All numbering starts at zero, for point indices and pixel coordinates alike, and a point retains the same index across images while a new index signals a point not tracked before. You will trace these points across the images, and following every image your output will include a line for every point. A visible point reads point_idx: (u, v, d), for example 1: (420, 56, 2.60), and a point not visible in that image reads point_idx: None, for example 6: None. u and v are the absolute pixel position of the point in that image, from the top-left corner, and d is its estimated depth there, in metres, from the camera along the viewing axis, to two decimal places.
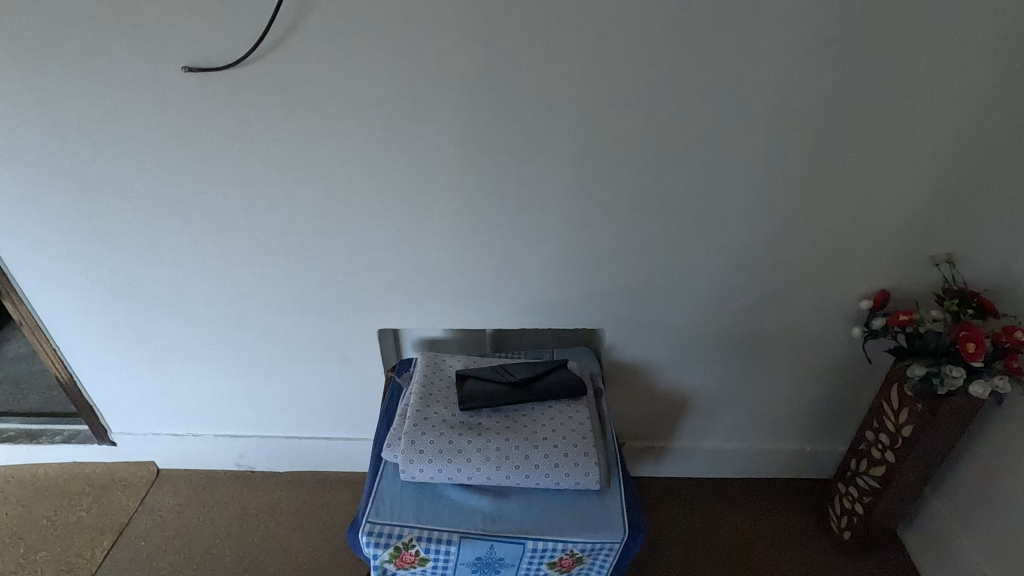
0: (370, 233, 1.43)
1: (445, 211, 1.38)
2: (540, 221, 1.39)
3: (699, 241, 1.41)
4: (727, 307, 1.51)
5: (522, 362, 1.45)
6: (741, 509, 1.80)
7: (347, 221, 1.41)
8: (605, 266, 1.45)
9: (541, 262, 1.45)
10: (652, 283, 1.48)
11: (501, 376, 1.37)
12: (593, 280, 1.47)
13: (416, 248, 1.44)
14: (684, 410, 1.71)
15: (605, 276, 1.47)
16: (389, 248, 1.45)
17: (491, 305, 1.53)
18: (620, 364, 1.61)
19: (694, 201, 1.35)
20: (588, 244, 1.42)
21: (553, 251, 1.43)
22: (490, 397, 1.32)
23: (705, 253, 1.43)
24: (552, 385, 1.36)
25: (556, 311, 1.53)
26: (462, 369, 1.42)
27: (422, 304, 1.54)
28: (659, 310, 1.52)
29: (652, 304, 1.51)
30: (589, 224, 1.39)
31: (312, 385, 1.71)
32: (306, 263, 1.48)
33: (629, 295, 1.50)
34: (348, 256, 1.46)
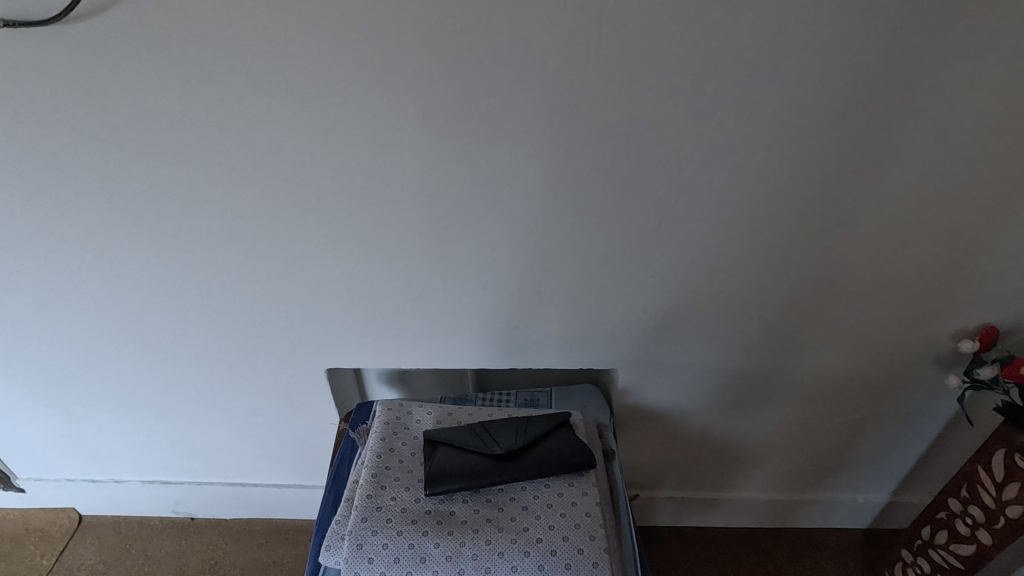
0: (304, 253, 1.07)
1: (403, 224, 1.02)
2: (530, 237, 1.03)
3: (747, 264, 1.05)
4: (775, 345, 1.17)
5: (511, 419, 1.11)
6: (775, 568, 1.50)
7: (273, 236, 1.05)
8: (618, 295, 1.10)
9: (533, 289, 1.09)
10: (680, 316, 1.13)
11: (482, 444, 1.03)
12: (602, 312, 1.12)
13: (367, 270, 1.09)
14: (711, 458, 1.39)
15: (618, 307, 1.12)
16: (331, 269, 1.09)
17: (469, 341, 1.18)
18: (634, 410, 1.28)
19: (743, 212, 0.98)
20: (596, 267, 1.06)
21: (548, 275, 1.07)
22: (466, 477, 0.98)
23: (751, 280, 1.07)
24: (549, 458, 1.02)
25: (553, 348, 1.18)
26: (432, 430, 1.08)
27: (379, 338, 1.19)
28: (687, 347, 1.17)
29: (679, 341, 1.16)
30: (597, 242, 1.03)
31: (253, 429, 1.39)
32: (225, 289, 1.13)
33: (650, 330, 1.15)
34: (279, 281, 1.11)
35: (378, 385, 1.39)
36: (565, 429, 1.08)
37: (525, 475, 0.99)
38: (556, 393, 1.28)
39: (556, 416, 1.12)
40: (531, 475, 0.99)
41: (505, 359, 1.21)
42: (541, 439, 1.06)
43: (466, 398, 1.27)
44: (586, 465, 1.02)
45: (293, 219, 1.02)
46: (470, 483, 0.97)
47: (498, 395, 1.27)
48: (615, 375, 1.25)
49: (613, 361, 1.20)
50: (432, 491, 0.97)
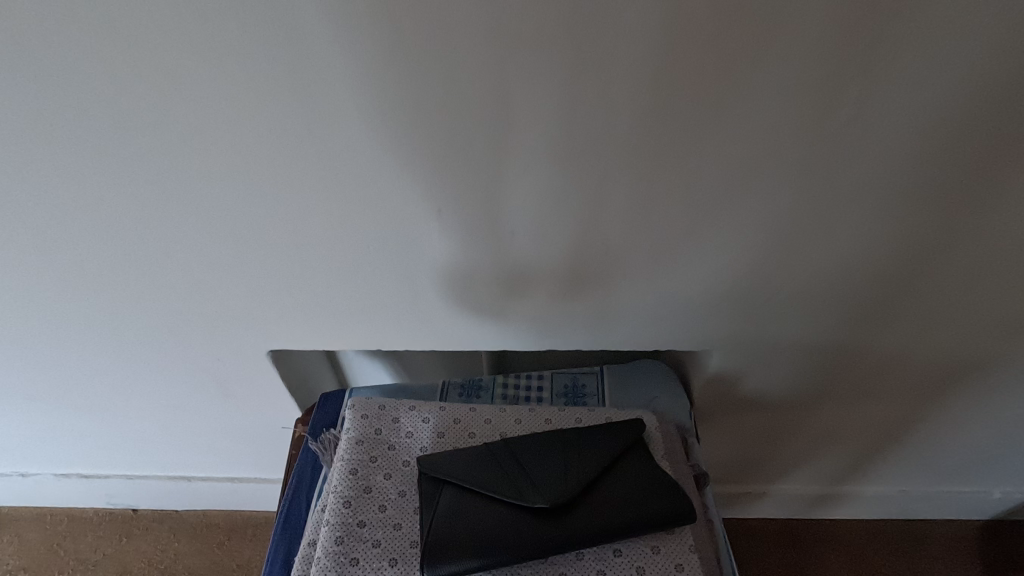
0: (193, 184, 0.61)
1: (362, 130, 0.56)
2: (595, 147, 0.57)
3: (968, 195, 0.60)
4: (965, 323, 0.74)
5: (554, 436, 0.71)
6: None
7: (128, 156, 0.59)
8: (731, 244, 0.66)
9: (591, 236, 0.66)
10: (826, 277, 0.69)
11: (513, 488, 0.64)
12: (699, 269, 0.69)
13: (306, 211, 0.64)
14: (814, 457, 1.00)
15: (726, 261, 0.68)
16: (243, 209, 0.64)
17: (484, 313, 0.76)
18: (722, 403, 0.88)
19: (1011, 95, 0.51)
20: (704, 199, 0.61)
21: (618, 214, 0.63)
22: (488, 549, 0.60)
23: (965, 227, 0.63)
24: (621, 509, 0.63)
25: (612, 320, 0.77)
26: (431, 457, 0.69)
27: (344, 313, 0.77)
28: (823, 322, 0.75)
29: (814, 312, 0.74)
30: (713, 156, 0.57)
31: (183, 424, 1.00)
32: (79, 247, 0.69)
33: (770, 297, 0.72)
34: (163, 231, 0.66)
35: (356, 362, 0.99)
36: (640, 455, 0.69)
37: (584, 543, 0.61)
38: (610, 378, 0.88)
39: (622, 429, 0.72)
40: (594, 541, 0.61)
41: (539, 336, 0.80)
42: (604, 472, 0.66)
43: (480, 387, 0.87)
44: (680, 519, 0.63)
45: (162, 125, 0.56)
46: (495, 560, 0.59)
47: (526, 381, 0.88)
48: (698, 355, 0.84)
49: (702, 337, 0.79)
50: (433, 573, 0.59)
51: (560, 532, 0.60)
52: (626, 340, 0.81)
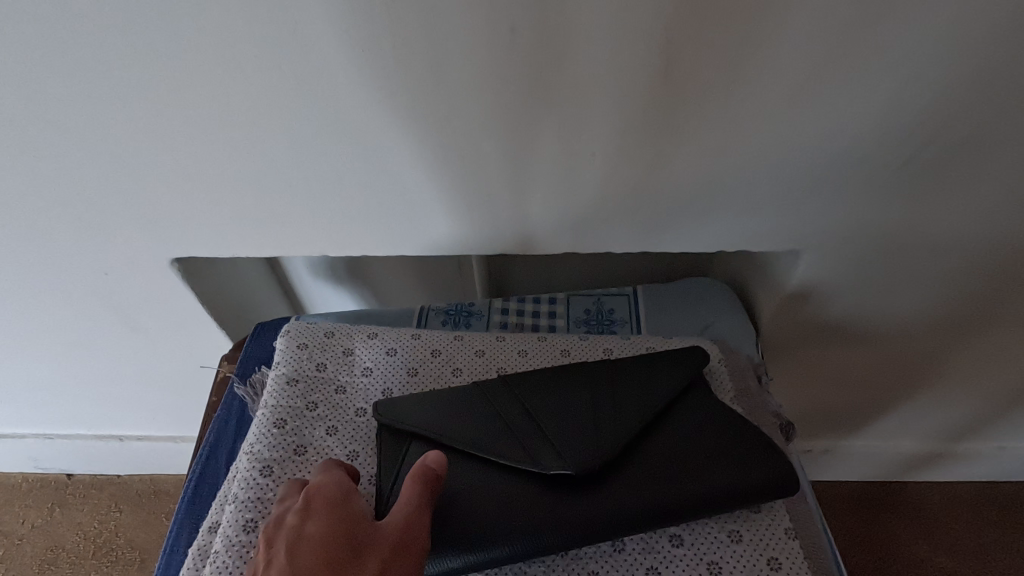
0: None
1: None
2: None
3: None
4: None
5: (577, 370, 0.48)
6: (969, 557, 0.93)
7: None
8: (876, 76, 0.39)
9: (643, 63, 0.39)
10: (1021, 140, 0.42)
11: (514, 446, 0.42)
12: (812, 128, 0.43)
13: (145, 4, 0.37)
14: (908, 410, 0.77)
15: (861, 112, 0.41)
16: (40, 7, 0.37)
17: (469, 206, 0.51)
18: (800, 334, 0.65)
19: None
20: None
21: (694, 11, 0.36)
22: (476, 540, 0.38)
23: None
24: (683, 478, 0.41)
25: (662, 221, 0.52)
26: (395, 400, 0.47)
27: (264, 207, 0.52)
28: (987, 220, 0.49)
29: (979, 202, 0.47)
30: None
31: (86, 378, 0.77)
32: None
33: (915, 176, 0.46)
34: None
35: (314, 278, 0.76)
36: (702, 396, 0.47)
37: (624, 531, 0.39)
38: (647, 300, 0.65)
39: (677, 361, 0.49)
40: (640, 526, 0.39)
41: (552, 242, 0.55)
42: (653, 422, 0.44)
43: (471, 313, 0.64)
44: (772, 493, 0.41)
45: None
46: (486, 557, 0.38)
47: (534, 304, 0.65)
48: (775, 272, 0.59)
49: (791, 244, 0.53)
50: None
51: (589, 515, 0.39)
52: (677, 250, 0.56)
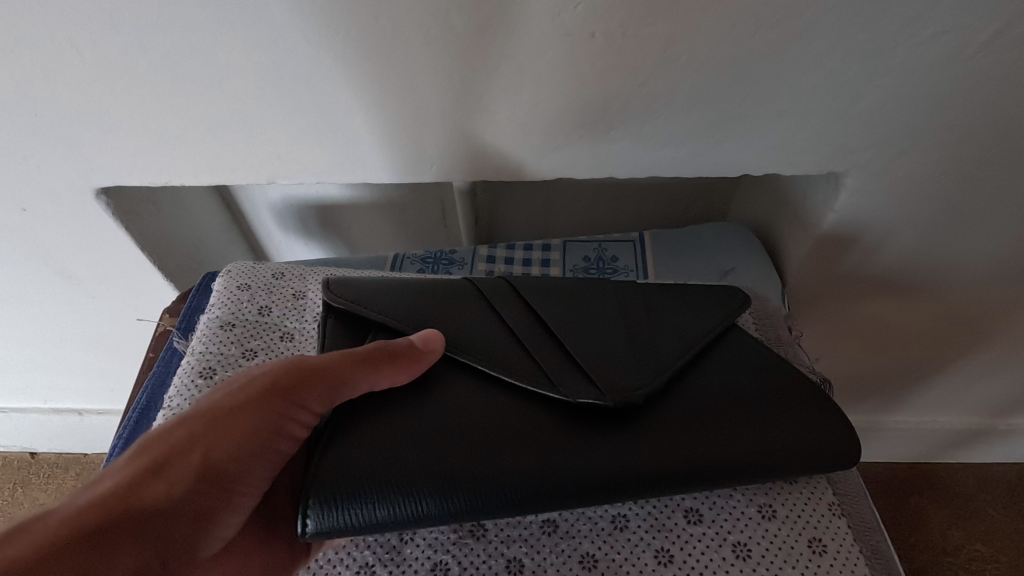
0: None
1: None
2: None
3: None
4: None
5: (591, 287, 0.40)
6: (1007, 540, 0.85)
7: None
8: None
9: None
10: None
11: (528, 367, 0.33)
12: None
13: None
14: (950, 376, 0.68)
15: None
16: None
17: (444, 123, 0.42)
18: (835, 284, 0.56)
19: None
20: None
21: None
22: (468, 480, 0.29)
23: None
24: (732, 425, 0.32)
25: (679, 135, 0.42)
26: (355, 282, 0.38)
27: (192, 128, 0.43)
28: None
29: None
30: None
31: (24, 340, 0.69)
32: None
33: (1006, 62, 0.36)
34: None
35: (279, 224, 0.68)
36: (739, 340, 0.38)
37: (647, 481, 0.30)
38: (655, 246, 0.56)
39: (712, 294, 0.41)
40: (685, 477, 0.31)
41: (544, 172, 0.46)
42: (693, 357, 0.36)
43: (452, 259, 0.56)
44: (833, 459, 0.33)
45: None
46: (471, 509, 0.29)
47: (522, 250, 0.56)
48: (809, 208, 0.50)
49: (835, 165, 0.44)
50: (326, 516, 0.28)
51: (621, 458, 0.30)
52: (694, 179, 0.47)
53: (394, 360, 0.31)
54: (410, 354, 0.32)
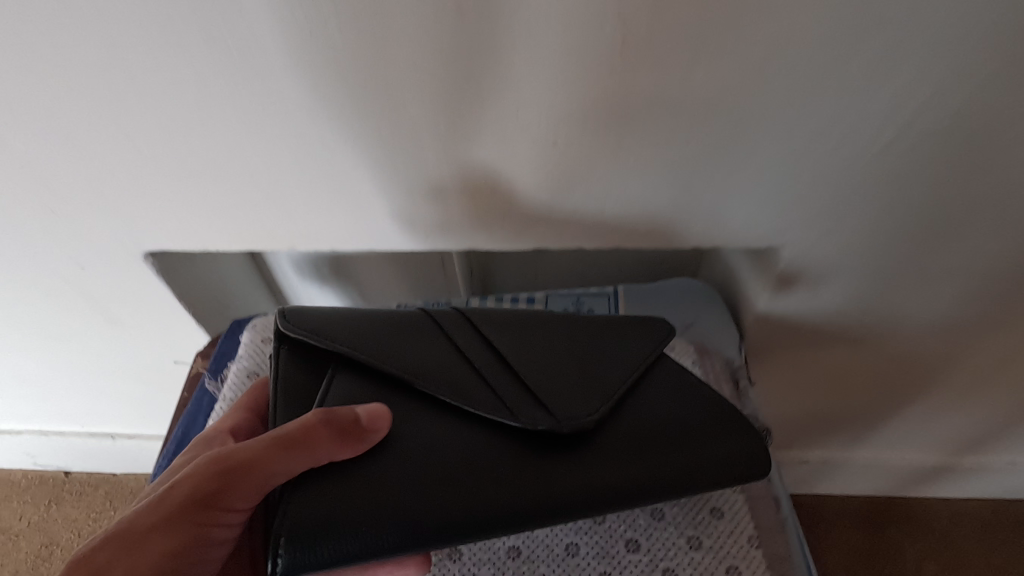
0: None
1: None
2: None
3: None
4: None
5: (527, 324, 0.46)
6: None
7: None
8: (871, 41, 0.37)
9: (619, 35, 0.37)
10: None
11: (488, 395, 0.39)
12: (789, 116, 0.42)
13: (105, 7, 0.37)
14: (905, 415, 0.74)
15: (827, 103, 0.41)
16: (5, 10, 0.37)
17: (440, 198, 0.50)
18: (787, 335, 0.62)
19: None
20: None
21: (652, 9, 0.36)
22: (425, 509, 0.34)
23: None
24: (659, 450, 0.39)
25: (641, 206, 0.50)
26: (312, 313, 0.43)
27: (235, 209, 0.52)
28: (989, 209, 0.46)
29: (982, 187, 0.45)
30: None
31: (64, 370, 0.77)
32: None
33: (911, 156, 0.43)
34: None
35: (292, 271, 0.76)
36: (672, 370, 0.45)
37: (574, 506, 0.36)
38: (628, 299, 0.64)
39: (640, 330, 0.47)
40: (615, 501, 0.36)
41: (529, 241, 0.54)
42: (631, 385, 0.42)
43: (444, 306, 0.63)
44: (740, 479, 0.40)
45: None
46: (423, 532, 0.34)
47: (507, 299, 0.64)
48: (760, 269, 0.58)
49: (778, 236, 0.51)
50: (296, 553, 0.33)
51: (558, 483, 0.36)
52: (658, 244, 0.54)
53: (317, 441, 0.34)
54: (338, 424, 0.35)
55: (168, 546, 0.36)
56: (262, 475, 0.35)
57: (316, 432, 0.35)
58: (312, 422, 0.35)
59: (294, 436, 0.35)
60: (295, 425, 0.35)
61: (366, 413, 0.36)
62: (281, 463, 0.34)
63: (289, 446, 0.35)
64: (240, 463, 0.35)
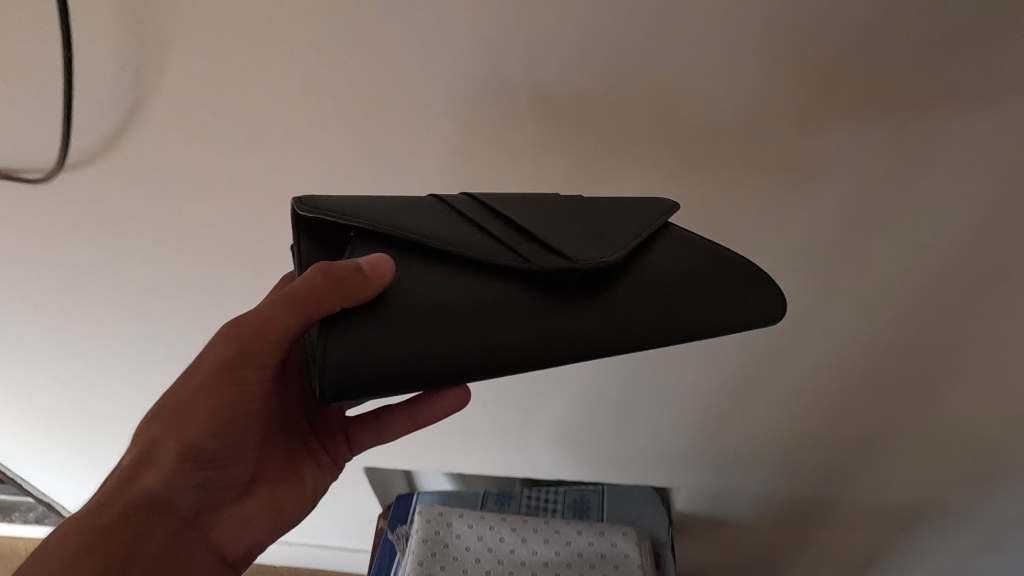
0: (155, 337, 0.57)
1: None
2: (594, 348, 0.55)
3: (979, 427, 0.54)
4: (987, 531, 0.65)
5: (547, 203, 0.31)
6: None
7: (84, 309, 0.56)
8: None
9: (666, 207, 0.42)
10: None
11: (537, 249, 0.28)
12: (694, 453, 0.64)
13: None
14: None
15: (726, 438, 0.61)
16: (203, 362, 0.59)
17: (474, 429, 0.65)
18: (749, 463, 0.64)
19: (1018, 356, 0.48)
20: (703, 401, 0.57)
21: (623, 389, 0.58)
22: (488, 337, 0.27)
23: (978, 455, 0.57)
24: (745, 280, 0.31)
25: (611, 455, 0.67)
26: (325, 196, 0.30)
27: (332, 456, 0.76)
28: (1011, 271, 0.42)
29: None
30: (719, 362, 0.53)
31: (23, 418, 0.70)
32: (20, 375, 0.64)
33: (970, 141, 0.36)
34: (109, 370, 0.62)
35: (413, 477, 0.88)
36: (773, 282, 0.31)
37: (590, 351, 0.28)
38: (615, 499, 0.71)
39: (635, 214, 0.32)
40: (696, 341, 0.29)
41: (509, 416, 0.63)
42: (689, 238, 0.32)
43: (509, 497, 0.72)
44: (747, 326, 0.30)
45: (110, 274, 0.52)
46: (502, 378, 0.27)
47: (551, 498, 0.72)
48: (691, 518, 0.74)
49: (819, 252, 0.43)
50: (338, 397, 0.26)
51: (615, 337, 0.28)
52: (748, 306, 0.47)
53: (317, 295, 0.26)
54: (339, 285, 0.26)
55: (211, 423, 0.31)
56: (253, 378, 0.31)
57: (313, 286, 0.26)
58: (310, 276, 0.26)
59: (260, 327, 0.28)
60: (262, 312, 0.28)
61: (367, 264, 0.26)
62: (263, 356, 0.29)
63: (286, 302, 0.27)
64: (204, 390, 0.30)
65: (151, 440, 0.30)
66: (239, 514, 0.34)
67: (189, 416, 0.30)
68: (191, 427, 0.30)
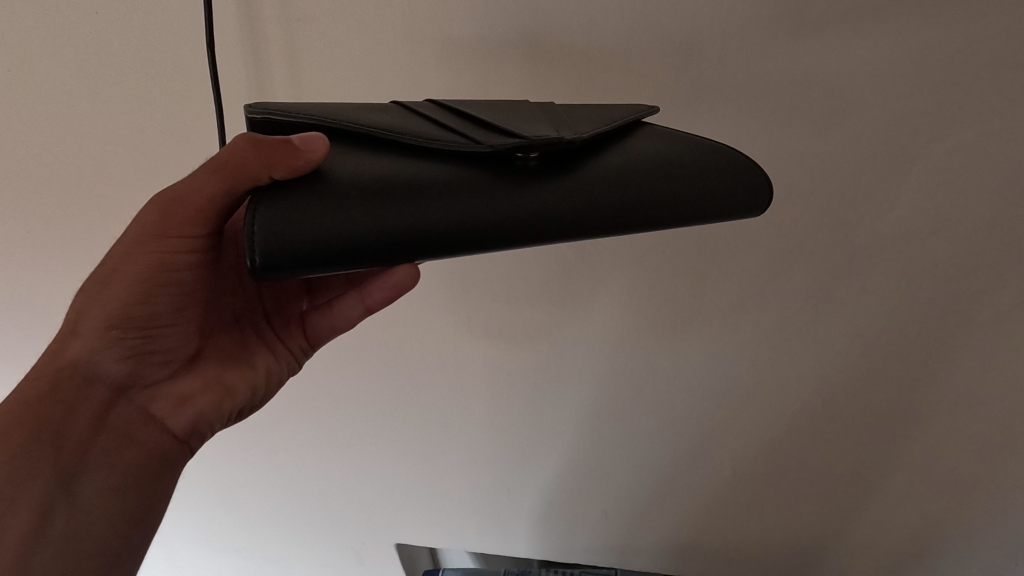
0: (280, 425, 0.77)
1: (428, 391, 0.70)
2: (605, 426, 0.72)
3: (891, 499, 0.71)
4: None
5: (494, 105, 0.35)
6: None
7: None
8: (853, 63, 0.44)
9: (655, 324, 0.61)
10: (995, 78, 0.43)
11: (489, 132, 0.32)
12: (683, 519, 0.80)
13: (362, 446, 0.78)
14: None
15: (709, 495, 0.76)
16: (315, 462, 0.80)
17: (509, 489, 0.81)
18: (726, 530, 0.80)
19: (921, 429, 0.64)
20: (686, 472, 0.75)
21: (629, 460, 0.75)
22: (447, 199, 0.30)
23: (904, 521, 0.72)
24: (682, 155, 0.35)
25: (619, 519, 0.82)
26: (280, 105, 0.33)
27: (384, 530, 0.89)
28: (939, 309, 0.55)
29: (976, 177, 0.47)
30: (699, 436, 0.70)
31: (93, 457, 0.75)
32: None
33: (888, 208, 0.50)
34: (236, 444, 0.80)
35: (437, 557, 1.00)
36: (710, 163, 0.35)
37: (545, 214, 0.31)
38: None
39: (590, 115, 0.35)
40: (639, 203, 0.32)
41: (537, 475, 0.78)
42: (622, 132, 0.36)
43: None
44: (732, 199, 0.35)
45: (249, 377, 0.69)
46: (465, 239, 0.30)
47: None
48: None
49: (755, 351, 0.61)
50: (287, 254, 0.27)
51: (567, 201, 0.31)
52: (699, 430, 0.70)
53: (245, 160, 0.29)
54: (268, 150, 0.28)
55: (135, 287, 0.35)
56: (175, 247, 0.35)
57: (244, 153, 0.29)
58: (238, 145, 0.29)
59: (180, 195, 0.32)
60: (185, 183, 0.32)
61: (299, 138, 0.29)
62: (182, 224, 0.34)
63: (213, 171, 0.31)
64: (126, 265, 0.35)
65: (82, 312, 0.36)
66: (182, 387, 0.40)
67: (114, 282, 0.35)
68: (115, 297, 0.35)
